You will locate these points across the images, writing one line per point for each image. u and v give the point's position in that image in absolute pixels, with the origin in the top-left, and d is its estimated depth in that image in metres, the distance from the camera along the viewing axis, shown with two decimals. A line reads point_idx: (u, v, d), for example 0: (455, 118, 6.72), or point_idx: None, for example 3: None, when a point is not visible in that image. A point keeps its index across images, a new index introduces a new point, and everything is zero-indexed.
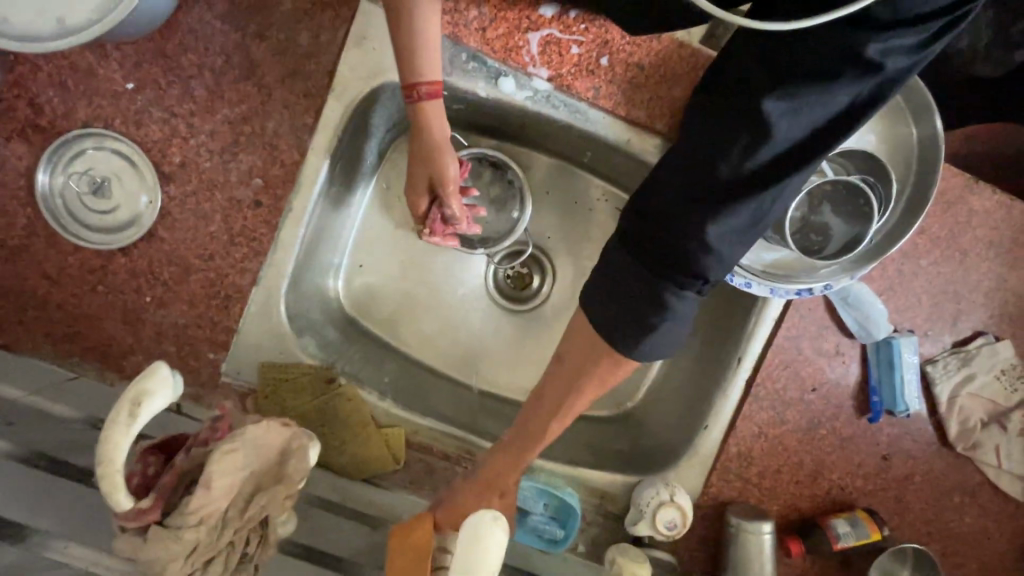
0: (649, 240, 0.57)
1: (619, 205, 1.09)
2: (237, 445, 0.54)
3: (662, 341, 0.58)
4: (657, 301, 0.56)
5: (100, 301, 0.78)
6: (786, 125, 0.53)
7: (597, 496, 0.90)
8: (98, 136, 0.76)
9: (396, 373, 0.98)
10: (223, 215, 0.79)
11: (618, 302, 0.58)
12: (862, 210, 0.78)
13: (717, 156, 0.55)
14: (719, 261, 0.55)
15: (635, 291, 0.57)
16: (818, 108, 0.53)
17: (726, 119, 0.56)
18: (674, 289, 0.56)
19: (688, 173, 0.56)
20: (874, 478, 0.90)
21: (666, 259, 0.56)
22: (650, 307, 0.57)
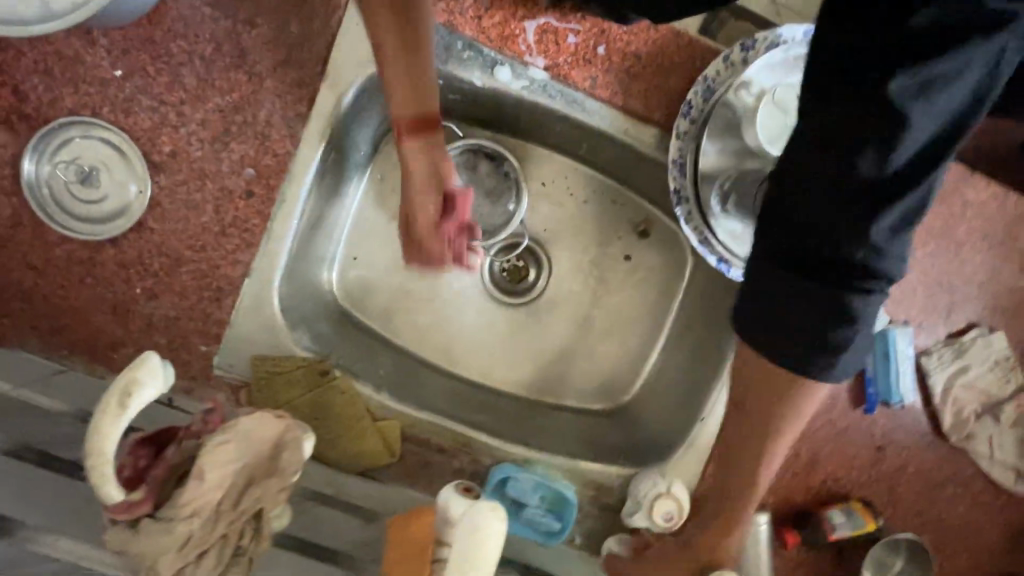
0: (807, 258, 0.50)
1: (615, 197, 1.08)
2: (229, 437, 0.53)
3: (857, 354, 0.51)
4: (842, 319, 0.49)
5: (88, 293, 0.77)
6: (925, 108, 0.47)
7: (593, 488, 0.89)
8: (86, 125, 0.75)
9: (390, 366, 0.96)
10: (214, 205, 0.78)
11: (799, 341, 0.51)
12: None
13: (852, 156, 0.48)
14: (896, 255, 0.49)
15: (816, 314, 0.50)
16: (957, 81, 0.47)
17: (848, 109, 0.48)
18: (851, 313, 0.49)
19: (823, 182, 0.49)
20: (869, 470, 0.90)
21: (835, 271, 0.49)
22: (836, 326, 0.50)
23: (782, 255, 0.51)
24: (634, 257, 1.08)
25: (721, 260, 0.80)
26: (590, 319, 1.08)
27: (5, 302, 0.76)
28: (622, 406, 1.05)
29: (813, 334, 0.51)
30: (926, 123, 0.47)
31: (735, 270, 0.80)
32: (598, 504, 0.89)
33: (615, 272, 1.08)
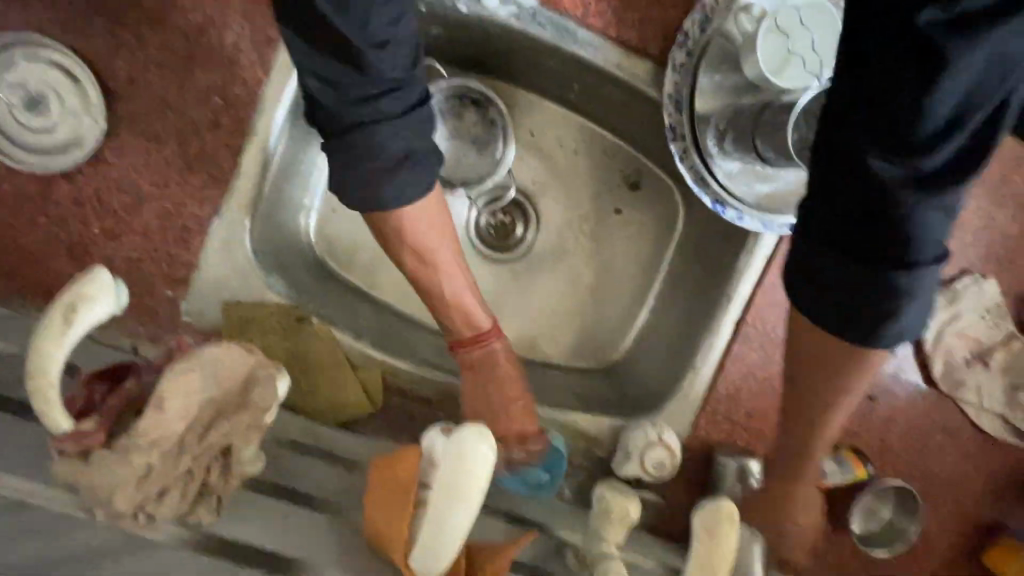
0: (853, 244, 0.44)
1: (606, 147, 1.04)
2: (194, 365, 0.49)
3: (912, 320, 0.46)
4: (882, 296, 0.44)
5: (41, 232, 0.71)
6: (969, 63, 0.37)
7: (583, 441, 0.87)
8: (34, 46, 0.68)
9: (372, 320, 0.89)
10: (179, 137, 0.72)
11: (840, 322, 0.48)
12: None
13: (883, 121, 0.40)
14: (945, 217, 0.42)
15: (848, 295, 0.46)
16: (1018, 31, 0.37)
17: (866, 70, 0.41)
18: (894, 290, 0.44)
19: (844, 155, 0.43)
20: (860, 419, 0.89)
21: (871, 246, 0.44)
22: (877, 303, 0.45)
23: (822, 239, 0.46)
24: (625, 211, 1.05)
25: (715, 201, 0.77)
26: (580, 275, 1.05)
27: None
28: (611, 363, 1.02)
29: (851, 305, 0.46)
30: (973, 84, 0.38)
31: (730, 211, 0.77)
32: (588, 456, 0.87)
33: (606, 226, 1.05)
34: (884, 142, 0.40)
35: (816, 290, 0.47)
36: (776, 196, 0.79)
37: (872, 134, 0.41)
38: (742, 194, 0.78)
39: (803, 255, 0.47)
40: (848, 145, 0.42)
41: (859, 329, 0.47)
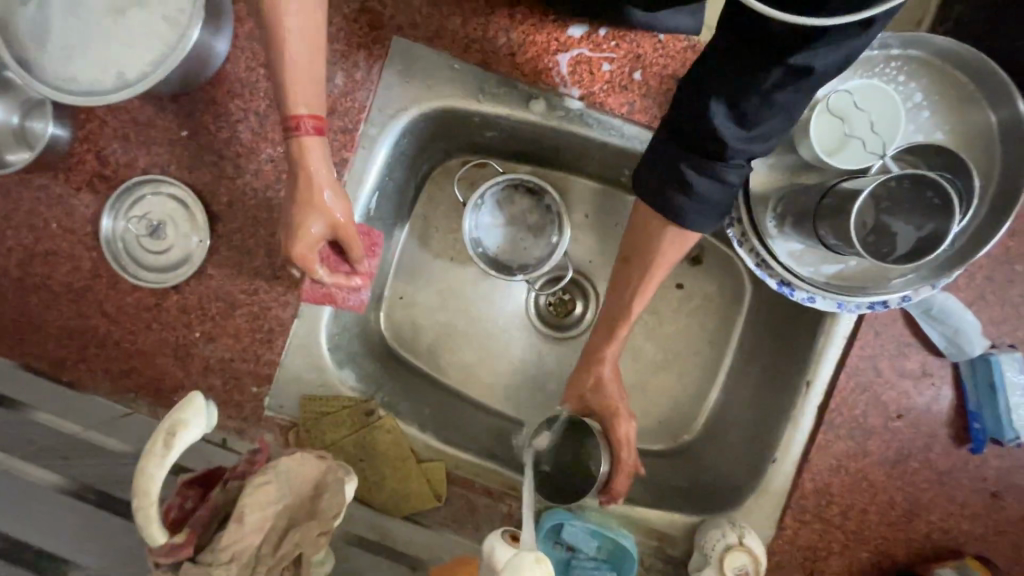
0: (725, 89, 0.55)
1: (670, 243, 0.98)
2: (269, 478, 0.53)
3: (700, 206, 0.61)
4: (674, 189, 0.61)
5: (153, 338, 0.81)
6: (828, 55, 0.49)
7: (655, 537, 0.82)
8: (156, 182, 0.81)
9: (436, 407, 0.93)
10: (267, 249, 0.81)
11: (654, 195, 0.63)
12: (931, 206, 0.61)
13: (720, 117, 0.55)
14: (748, 141, 0.56)
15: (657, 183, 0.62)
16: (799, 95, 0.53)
17: (743, 62, 0.53)
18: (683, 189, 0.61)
19: (701, 94, 0.56)
20: (985, 520, 0.77)
21: (693, 139, 0.58)
22: (677, 183, 0.61)
23: None
24: (687, 285, 1.00)
25: (781, 283, 0.74)
26: (642, 351, 0.99)
27: (82, 349, 0.81)
28: (683, 447, 0.96)
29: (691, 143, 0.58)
30: (773, 119, 0.55)
31: (799, 293, 0.73)
32: (661, 555, 0.82)
33: (668, 302, 0.99)
34: (726, 90, 0.55)
35: (692, 116, 0.58)
36: (848, 276, 0.74)
37: (722, 89, 0.55)
38: (810, 276, 0.74)
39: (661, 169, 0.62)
40: (712, 82, 0.55)
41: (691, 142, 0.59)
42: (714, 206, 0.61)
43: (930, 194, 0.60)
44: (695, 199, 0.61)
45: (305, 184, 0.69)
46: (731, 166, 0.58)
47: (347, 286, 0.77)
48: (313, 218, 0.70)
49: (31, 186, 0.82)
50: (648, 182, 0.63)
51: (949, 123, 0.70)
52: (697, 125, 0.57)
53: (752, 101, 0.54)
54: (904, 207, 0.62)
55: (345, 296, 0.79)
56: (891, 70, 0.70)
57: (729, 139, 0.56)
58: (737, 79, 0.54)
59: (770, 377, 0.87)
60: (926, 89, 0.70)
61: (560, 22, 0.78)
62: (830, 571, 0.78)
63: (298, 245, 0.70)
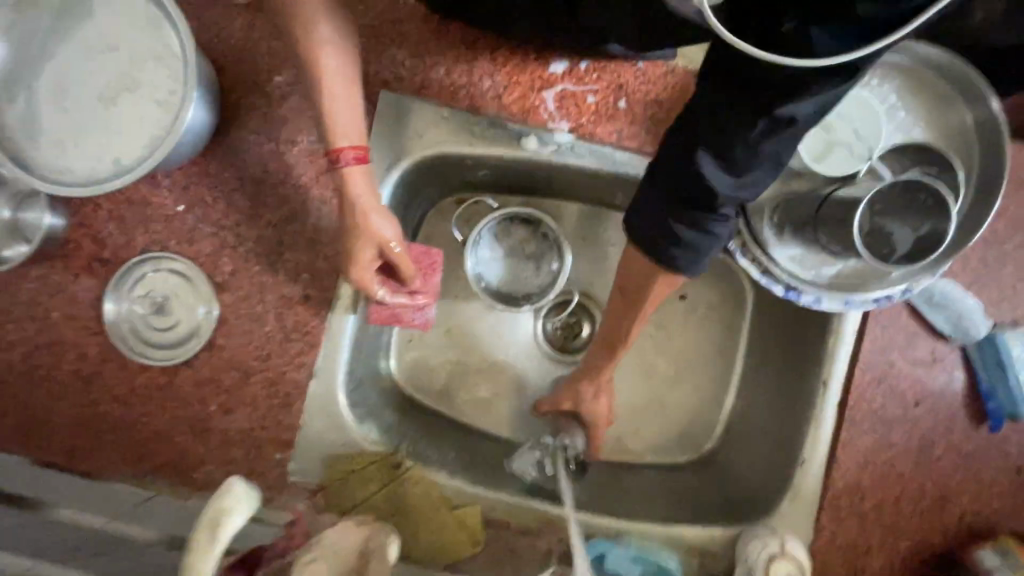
0: (715, 139, 0.52)
1: None
2: (314, 555, 0.53)
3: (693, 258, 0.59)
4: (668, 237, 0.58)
5: (168, 417, 0.80)
6: (810, 105, 0.48)
7: (696, 555, 0.82)
8: (157, 259, 0.81)
9: (460, 448, 0.93)
10: (276, 313, 0.81)
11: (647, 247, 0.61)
12: (926, 207, 0.64)
13: (707, 168, 0.53)
14: (737, 191, 0.54)
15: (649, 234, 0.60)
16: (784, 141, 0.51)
17: (735, 107, 0.50)
18: (675, 245, 0.58)
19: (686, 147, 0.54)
20: (1015, 497, 0.78)
21: (681, 195, 0.55)
22: (664, 239, 0.59)
23: None
24: (690, 296, 1.01)
25: (788, 289, 0.75)
26: (656, 367, 1.00)
27: (95, 437, 0.80)
28: (707, 457, 0.97)
29: (679, 199, 0.56)
30: (761, 167, 0.52)
31: (805, 296, 0.74)
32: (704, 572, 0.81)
33: (674, 315, 1.01)
34: (712, 139, 0.52)
35: (676, 171, 0.55)
36: (849, 275, 0.76)
37: (708, 140, 0.52)
38: (812, 279, 0.76)
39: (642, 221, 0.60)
40: (701, 131, 0.52)
41: (681, 204, 0.56)
42: (704, 252, 0.59)
43: (921, 195, 0.63)
44: (686, 250, 0.59)
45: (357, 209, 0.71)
46: (716, 216, 0.55)
47: (411, 305, 0.79)
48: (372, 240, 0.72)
49: (30, 278, 0.81)
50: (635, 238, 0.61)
51: (928, 122, 0.73)
52: (686, 178, 0.54)
53: (739, 152, 0.51)
54: (900, 212, 0.65)
55: (411, 316, 0.79)
56: (865, 75, 0.73)
57: (718, 189, 0.53)
58: (721, 130, 0.51)
59: (786, 379, 0.88)
60: (899, 90, 0.73)
61: (541, 60, 0.81)
62: (873, 567, 0.78)
63: (357, 267, 0.73)
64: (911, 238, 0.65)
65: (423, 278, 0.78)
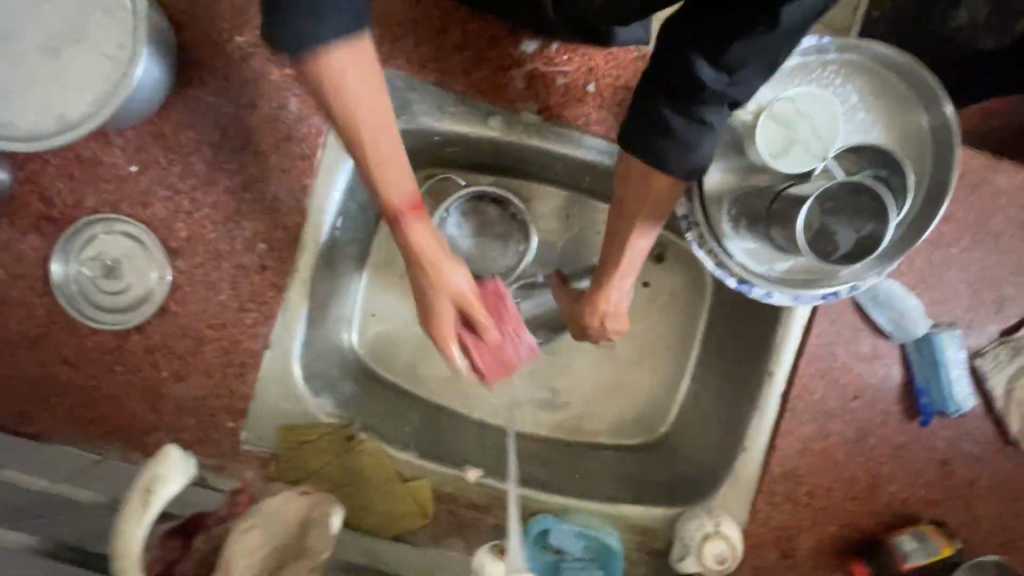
0: (710, 34, 0.53)
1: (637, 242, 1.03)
2: (253, 521, 0.55)
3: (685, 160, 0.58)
4: (659, 132, 0.57)
5: (119, 382, 0.79)
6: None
7: (638, 532, 0.85)
8: (108, 221, 0.79)
9: (418, 424, 0.92)
10: (231, 282, 0.80)
11: (636, 149, 0.59)
12: (869, 207, 0.67)
13: (703, 61, 0.54)
14: (731, 88, 0.54)
15: (640, 130, 0.58)
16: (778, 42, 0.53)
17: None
18: (665, 139, 0.58)
19: (683, 44, 0.55)
20: (937, 486, 0.83)
21: (675, 87, 0.56)
22: (657, 136, 0.58)
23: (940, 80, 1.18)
24: (654, 282, 1.03)
25: (740, 281, 0.77)
26: (617, 350, 1.02)
27: (43, 399, 0.79)
28: (659, 440, 0.99)
29: (672, 91, 0.56)
30: (758, 64, 0.53)
31: (758, 289, 0.77)
32: (644, 548, 0.85)
33: (636, 301, 1.03)
34: (712, 38, 0.53)
35: (669, 73, 0.56)
36: (802, 270, 0.78)
37: (706, 37, 0.53)
38: (765, 272, 0.77)
39: (636, 126, 0.59)
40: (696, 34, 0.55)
41: (674, 97, 0.56)
42: (696, 153, 0.58)
43: (866, 198, 0.68)
44: (675, 143, 0.57)
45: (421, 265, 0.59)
46: (713, 107, 0.55)
47: (497, 344, 0.63)
48: (433, 262, 0.58)
49: None
50: (627, 143, 0.60)
51: (887, 124, 0.74)
52: (681, 74, 0.55)
53: (735, 48, 0.52)
54: (847, 211, 0.68)
55: (515, 351, 0.64)
56: (828, 75, 0.74)
57: (714, 88, 0.54)
58: (718, 31, 0.53)
59: (736, 369, 0.91)
60: (861, 91, 0.74)
61: (512, 37, 0.79)
62: (803, 548, 0.82)
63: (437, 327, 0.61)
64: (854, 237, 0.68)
65: (497, 321, 0.65)
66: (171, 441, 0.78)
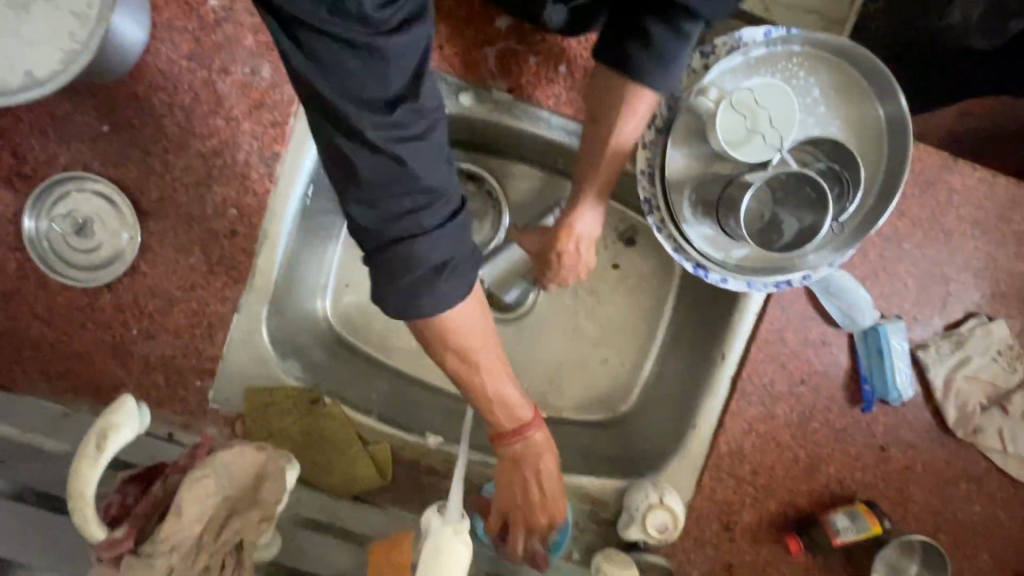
0: None
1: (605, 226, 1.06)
2: (207, 472, 0.56)
3: (657, 74, 0.69)
4: (636, 42, 0.68)
5: (90, 338, 0.81)
6: None
7: (589, 502, 0.90)
8: (80, 179, 0.79)
9: (386, 391, 0.96)
10: (202, 245, 0.81)
11: (614, 59, 0.70)
12: (811, 197, 0.71)
13: None
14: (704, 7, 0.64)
15: (620, 41, 0.69)
16: None
17: None
18: (641, 49, 0.68)
19: None
20: (874, 469, 0.87)
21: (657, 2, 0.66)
22: (636, 43, 0.68)
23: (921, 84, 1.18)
24: (623, 266, 1.06)
25: (697, 266, 0.80)
26: (583, 330, 1.06)
27: (14, 351, 0.81)
28: (620, 418, 1.03)
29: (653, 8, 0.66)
30: None
31: (713, 274, 0.79)
32: (594, 517, 0.89)
33: (605, 283, 1.06)
34: None
35: None
36: (755, 258, 0.81)
37: None
38: (721, 258, 0.80)
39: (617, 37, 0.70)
40: None
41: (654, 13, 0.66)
42: (666, 65, 0.68)
43: (807, 189, 0.71)
44: (655, 57, 0.68)
45: (500, 416, 0.76)
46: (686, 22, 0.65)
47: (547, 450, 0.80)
48: (513, 417, 0.76)
49: None
50: (607, 54, 0.70)
51: (846, 116, 0.76)
52: None
53: None
54: (793, 200, 0.73)
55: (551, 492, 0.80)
56: (792, 68, 0.76)
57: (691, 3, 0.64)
58: None
59: (693, 352, 0.95)
60: (822, 84, 0.76)
61: (486, 15, 0.80)
62: (743, 522, 0.87)
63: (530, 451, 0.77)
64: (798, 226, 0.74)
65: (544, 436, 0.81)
66: (151, 386, 0.82)
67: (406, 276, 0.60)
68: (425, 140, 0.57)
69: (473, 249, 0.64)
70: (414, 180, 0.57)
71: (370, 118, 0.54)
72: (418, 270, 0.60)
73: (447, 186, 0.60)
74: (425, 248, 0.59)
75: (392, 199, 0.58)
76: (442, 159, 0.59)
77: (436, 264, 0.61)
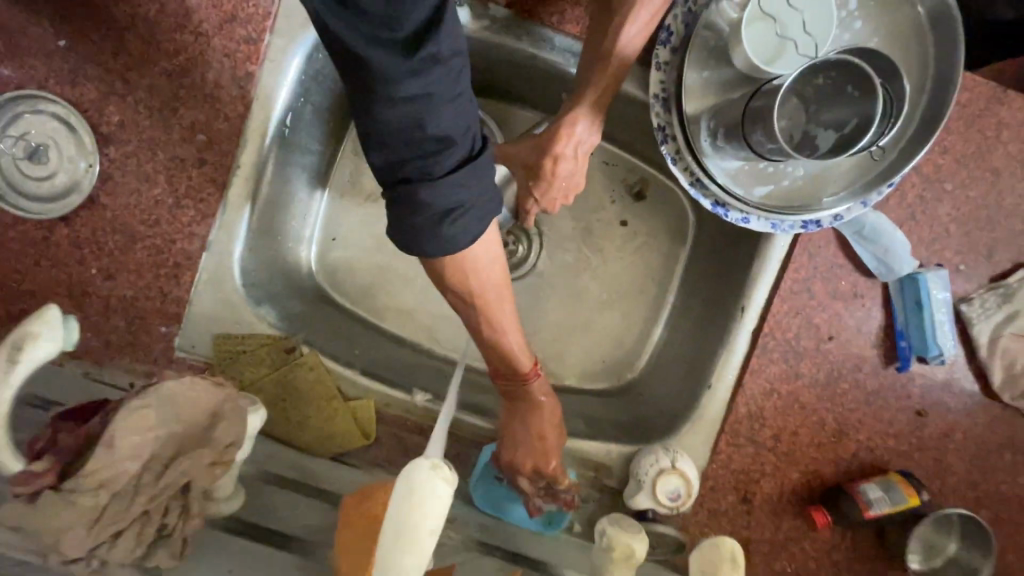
0: None
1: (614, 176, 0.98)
2: (149, 402, 0.48)
3: None
4: None
5: (42, 276, 0.73)
6: None
7: (592, 469, 0.81)
8: (31, 99, 0.71)
9: (370, 346, 0.88)
10: (167, 175, 0.73)
11: None
12: (851, 99, 0.64)
13: None
14: None
15: None
16: None
17: None
18: None
19: None
20: (909, 437, 0.78)
21: None
22: None
23: None
24: (631, 220, 0.98)
25: (716, 203, 0.72)
26: (587, 289, 0.98)
27: None
28: (627, 384, 0.95)
29: None
30: None
31: (734, 213, 0.71)
32: (598, 485, 0.81)
33: (612, 239, 0.98)
34: None
35: None
36: (780, 196, 0.73)
37: None
38: (743, 195, 0.72)
39: None
40: None
41: None
42: None
43: (848, 88, 0.64)
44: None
45: (501, 360, 0.71)
46: None
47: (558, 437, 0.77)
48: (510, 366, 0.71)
49: None
50: None
51: (885, 31, 0.68)
52: None
53: None
54: (831, 103, 0.66)
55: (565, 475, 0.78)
56: None
57: None
58: None
59: (709, 308, 0.86)
60: None
61: None
62: (763, 493, 0.78)
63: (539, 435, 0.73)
64: (832, 137, 0.67)
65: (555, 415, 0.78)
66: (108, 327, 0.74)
67: (409, 219, 0.52)
68: (445, 87, 0.47)
69: (493, 192, 0.54)
70: (422, 130, 0.47)
71: (378, 58, 0.44)
72: (422, 215, 0.51)
73: (464, 135, 0.50)
74: (429, 200, 0.50)
75: (398, 150, 0.49)
76: (463, 105, 0.49)
77: (443, 213, 0.52)
